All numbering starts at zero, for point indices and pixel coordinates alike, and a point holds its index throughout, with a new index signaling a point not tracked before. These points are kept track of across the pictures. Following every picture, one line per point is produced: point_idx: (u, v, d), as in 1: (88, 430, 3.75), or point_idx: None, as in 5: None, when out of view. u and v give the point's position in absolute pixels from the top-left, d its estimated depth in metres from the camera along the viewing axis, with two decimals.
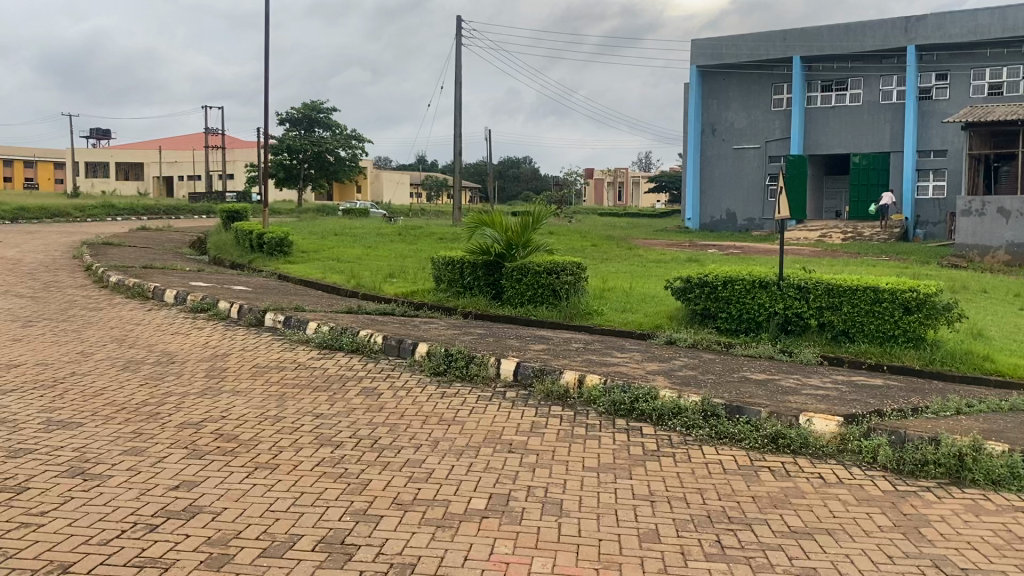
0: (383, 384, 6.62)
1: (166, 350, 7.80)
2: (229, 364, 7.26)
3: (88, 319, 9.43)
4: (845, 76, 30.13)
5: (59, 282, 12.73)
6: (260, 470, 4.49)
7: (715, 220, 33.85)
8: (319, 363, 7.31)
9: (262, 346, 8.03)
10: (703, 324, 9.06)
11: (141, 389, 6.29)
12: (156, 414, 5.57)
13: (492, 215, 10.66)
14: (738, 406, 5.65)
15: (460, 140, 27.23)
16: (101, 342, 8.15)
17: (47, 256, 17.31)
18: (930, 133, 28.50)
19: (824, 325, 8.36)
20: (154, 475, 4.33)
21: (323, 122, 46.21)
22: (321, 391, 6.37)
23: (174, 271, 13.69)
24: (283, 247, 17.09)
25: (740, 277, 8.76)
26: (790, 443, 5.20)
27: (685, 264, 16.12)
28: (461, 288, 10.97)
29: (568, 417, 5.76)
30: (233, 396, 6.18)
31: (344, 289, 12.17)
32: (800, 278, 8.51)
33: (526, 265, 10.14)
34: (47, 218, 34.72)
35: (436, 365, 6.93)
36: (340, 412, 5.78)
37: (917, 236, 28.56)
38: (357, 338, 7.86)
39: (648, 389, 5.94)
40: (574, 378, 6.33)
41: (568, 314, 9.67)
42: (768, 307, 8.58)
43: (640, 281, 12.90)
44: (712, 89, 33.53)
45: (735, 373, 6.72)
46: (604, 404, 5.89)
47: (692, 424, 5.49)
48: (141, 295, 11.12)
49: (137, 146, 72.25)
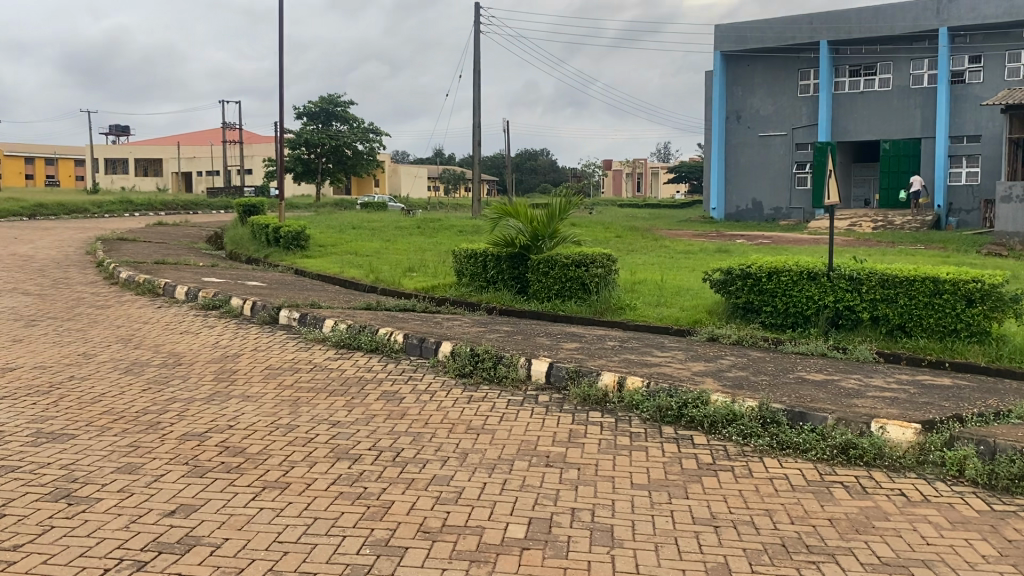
0: (405, 387, 6.09)
1: (173, 351, 7.30)
2: (239, 365, 6.76)
3: (95, 317, 8.98)
4: (874, 61, 29.26)
5: (70, 279, 12.31)
6: (268, 491, 3.98)
7: (740, 210, 33.11)
8: (336, 364, 6.79)
9: (276, 345, 7.52)
10: (746, 319, 8.48)
11: (143, 394, 5.80)
12: (157, 423, 5.08)
13: (517, 205, 10.07)
14: (802, 412, 5.08)
15: (479, 130, 26.67)
16: (106, 342, 7.68)
17: (59, 252, 16.92)
18: (963, 118, 27.60)
19: (878, 319, 7.75)
20: (146, 499, 3.83)
21: (341, 116, 45.79)
22: (337, 396, 5.85)
23: (186, 267, 13.16)
24: (300, 241, 16.61)
25: (787, 268, 8.17)
26: (863, 455, 4.64)
27: (716, 256, 15.51)
28: (485, 282, 10.44)
29: (609, 425, 5.21)
30: (243, 402, 5.67)
31: (362, 284, 11.68)
32: (852, 268, 7.91)
33: (553, 257, 9.58)
34: (65, 213, 34.54)
35: (461, 366, 6.39)
36: (359, 420, 5.26)
37: (950, 224, 27.58)
38: (376, 337, 7.34)
39: (697, 393, 5.38)
40: (613, 380, 5.78)
41: (599, 309, 9.11)
42: (817, 300, 7.97)
43: (673, 274, 12.29)
44: (736, 75, 32.76)
45: (789, 373, 6.14)
46: (649, 410, 5.34)
47: (750, 432, 4.94)
48: (151, 293, 10.64)
49: (155, 142, 72.42)
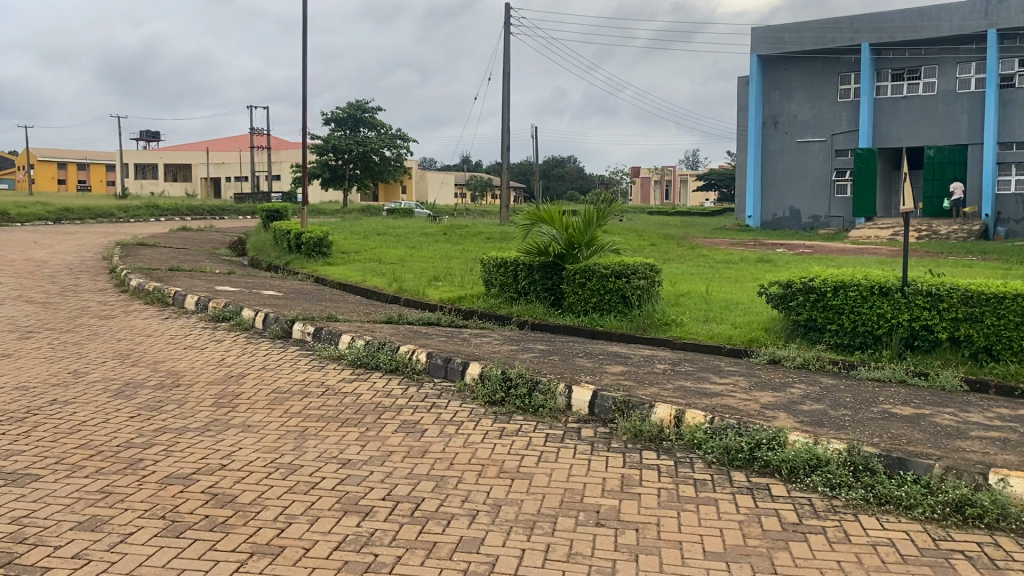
0: (428, 416, 5.32)
1: (173, 370, 6.60)
2: (242, 388, 6.02)
3: (95, 329, 8.33)
4: (918, 64, 28.16)
5: (79, 286, 11.74)
6: (257, 558, 3.22)
7: (777, 217, 32.14)
8: (351, 387, 6.02)
9: (286, 364, 6.77)
10: (808, 338, 7.65)
11: (130, 423, 5.09)
12: (138, 461, 4.35)
13: (550, 210, 9.28)
14: (900, 458, 4.25)
15: (508, 135, 25.91)
16: (101, 359, 7.00)
17: (76, 258, 16.45)
18: (1013, 124, 26.44)
19: (960, 340, 6.86)
20: (104, 569, 3.08)
21: (368, 122, 45.34)
22: (349, 426, 5.10)
23: (202, 274, 12.55)
24: (322, 248, 15.95)
25: (855, 282, 7.30)
26: (984, 515, 3.78)
27: (759, 266, 14.68)
28: (516, 293, 9.67)
29: (667, 469, 4.43)
30: (242, 434, 4.93)
31: (385, 294, 10.99)
32: (930, 283, 7.03)
33: (590, 267, 8.77)
34: (90, 218, 34.38)
35: (491, 393, 5.62)
36: (373, 458, 4.49)
37: (998, 234, 26.59)
38: (397, 356, 6.58)
39: (772, 431, 4.60)
40: (668, 414, 4.99)
41: (641, 325, 8.27)
42: (890, 318, 7.12)
43: (718, 285, 11.50)
44: (774, 79, 31.78)
45: (873, 407, 5.29)
46: (714, 451, 4.56)
47: (838, 482, 4.14)
48: (160, 302, 9.98)
49: (186, 148, 72.78)
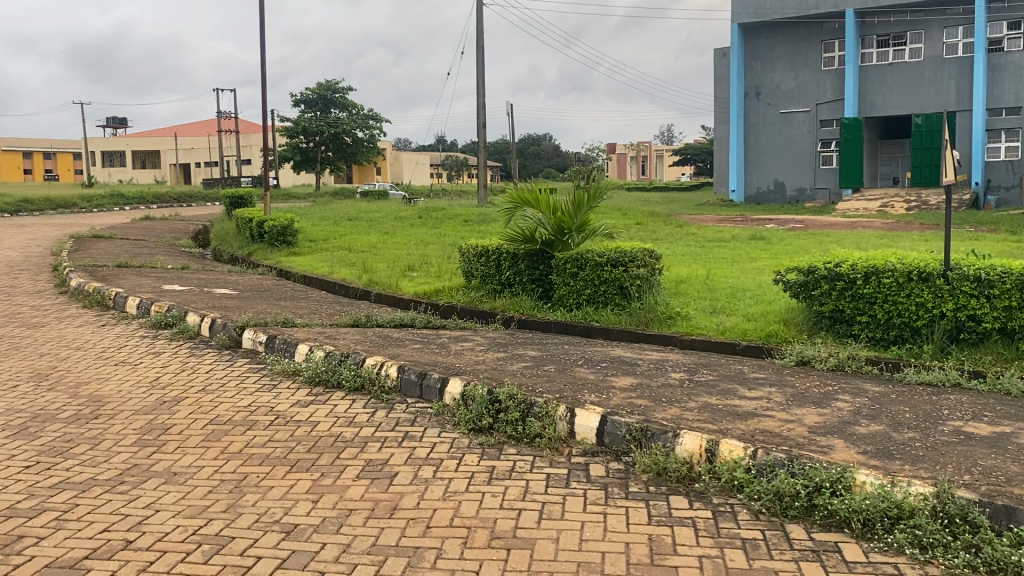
0: (399, 453, 4.30)
1: (97, 395, 5.52)
2: (175, 419, 4.97)
3: (15, 343, 7.21)
4: (903, 30, 27.29)
5: (14, 289, 10.58)
6: None
7: (762, 191, 31.23)
8: (307, 414, 4.99)
9: (232, 382, 5.73)
10: (835, 331, 6.69)
11: (20, 478, 4.02)
12: (15, 541, 3.30)
13: (534, 191, 8.22)
14: (1007, 507, 3.28)
15: (484, 111, 24.76)
16: (13, 381, 5.92)
17: (22, 254, 15.23)
18: (1002, 89, 25.64)
19: (1013, 332, 5.95)
20: None
21: (339, 102, 43.77)
22: (300, 474, 4.06)
23: (152, 271, 11.40)
24: (286, 237, 14.83)
25: (889, 267, 6.33)
26: None
27: (753, 244, 13.82)
28: (499, 285, 8.66)
29: (705, 524, 3.45)
30: (163, 488, 3.89)
31: (354, 289, 9.97)
32: (976, 266, 6.08)
33: (582, 254, 7.76)
34: (51, 209, 32.82)
35: (475, 419, 4.63)
36: (327, 523, 3.49)
37: (988, 202, 25.82)
38: (362, 371, 5.56)
39: (835, 471, 3.62)
40: (697, 445, 4.01)
41: (642, 320, 7.30)
42: (930, 308, 6.17)
43: (718, 267, 10.54)
44: (755, 49, 30.84)
45: (939, 425, 4.34)
46: (762, 498, 3.59)
47: (931, 542, 3.19)
48: (100, 305, 8.86)
49: (156, 134, 70.62)
